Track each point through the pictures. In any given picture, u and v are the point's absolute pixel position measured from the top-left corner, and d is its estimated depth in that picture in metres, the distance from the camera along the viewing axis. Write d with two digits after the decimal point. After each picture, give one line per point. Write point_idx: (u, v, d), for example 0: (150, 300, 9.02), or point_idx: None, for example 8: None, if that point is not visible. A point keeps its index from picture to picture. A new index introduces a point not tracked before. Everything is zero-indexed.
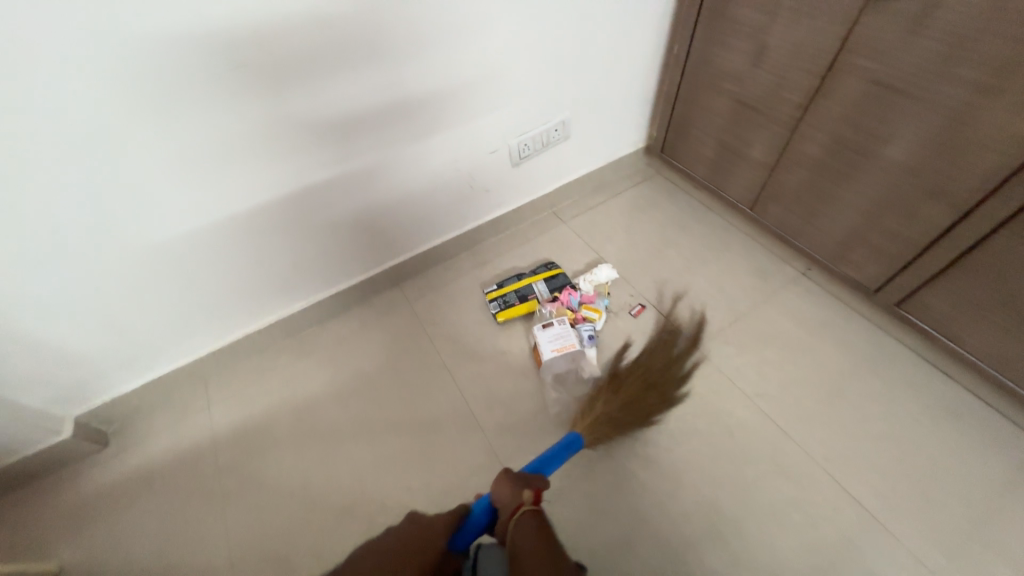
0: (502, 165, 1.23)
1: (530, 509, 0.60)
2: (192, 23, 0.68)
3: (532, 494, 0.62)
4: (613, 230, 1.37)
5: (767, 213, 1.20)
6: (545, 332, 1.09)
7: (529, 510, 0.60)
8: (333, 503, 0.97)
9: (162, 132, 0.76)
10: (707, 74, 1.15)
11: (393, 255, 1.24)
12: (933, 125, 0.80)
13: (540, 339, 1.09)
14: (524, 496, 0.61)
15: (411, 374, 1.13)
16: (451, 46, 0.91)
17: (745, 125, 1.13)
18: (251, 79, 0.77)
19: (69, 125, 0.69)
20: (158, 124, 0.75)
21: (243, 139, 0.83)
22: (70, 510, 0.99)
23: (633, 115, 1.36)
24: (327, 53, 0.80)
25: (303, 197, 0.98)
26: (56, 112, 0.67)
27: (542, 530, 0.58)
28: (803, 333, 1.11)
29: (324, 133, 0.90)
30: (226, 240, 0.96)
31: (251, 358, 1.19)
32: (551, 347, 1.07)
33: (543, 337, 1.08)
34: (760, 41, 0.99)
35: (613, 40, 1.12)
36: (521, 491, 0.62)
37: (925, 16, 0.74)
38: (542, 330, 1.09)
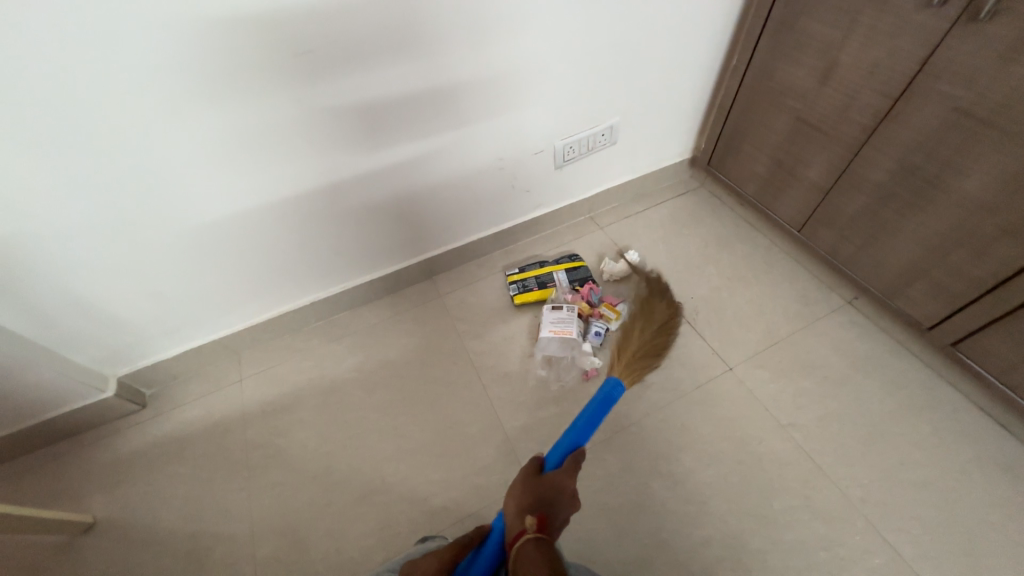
0: (545, 167, 1.22)
1: (532, 537, 0.56)
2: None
3: (536, 521, 0.58)
4: (652, 240, 1.34)
5: (817, 237, 1.15)
6: (550, 313, 1.14)
7: (530, 539, 0.56)
8: (352, 487, 0.98)
9: (224, 108, 0.78)
10: (767, 88, 1.11)
11: (428, 248, 1.25)
12: (1017, 159, 0.75)
13: (544, 317, 1.14)
14: (527, 524, 0.57)
15: (438, 366, 1.13)
16: (506, 38, 0.91)
17: (803, 145, 1.08)
18: (311, 64, 0.78)
19: (139, 94, 0.72)
20: (220, 100, 0.77)
21: (296, 119, 0.84)
22: (107, 466, 1.04)
23: (682, 126, 1.33)
24: (385, 37, 0.81)
25: (348, 184, 0.99)
26: (127, 80, 0.70)
27: (543, 559, 0.54)
28: (845, 365, 1.06)
29: (374, 118, 0.91)
30: (272, 220, 0.98)
31: (285, 337, 1.22)
32: (549, 326, 1.12)
33: (547, 318, 1.13)
34: (830, 58, 0.95)
35: (672, 48, 1.10)
36: (524, 517, 0.58)
37: (1021, 43, 0.69)
38: (549, 311, 1.14)
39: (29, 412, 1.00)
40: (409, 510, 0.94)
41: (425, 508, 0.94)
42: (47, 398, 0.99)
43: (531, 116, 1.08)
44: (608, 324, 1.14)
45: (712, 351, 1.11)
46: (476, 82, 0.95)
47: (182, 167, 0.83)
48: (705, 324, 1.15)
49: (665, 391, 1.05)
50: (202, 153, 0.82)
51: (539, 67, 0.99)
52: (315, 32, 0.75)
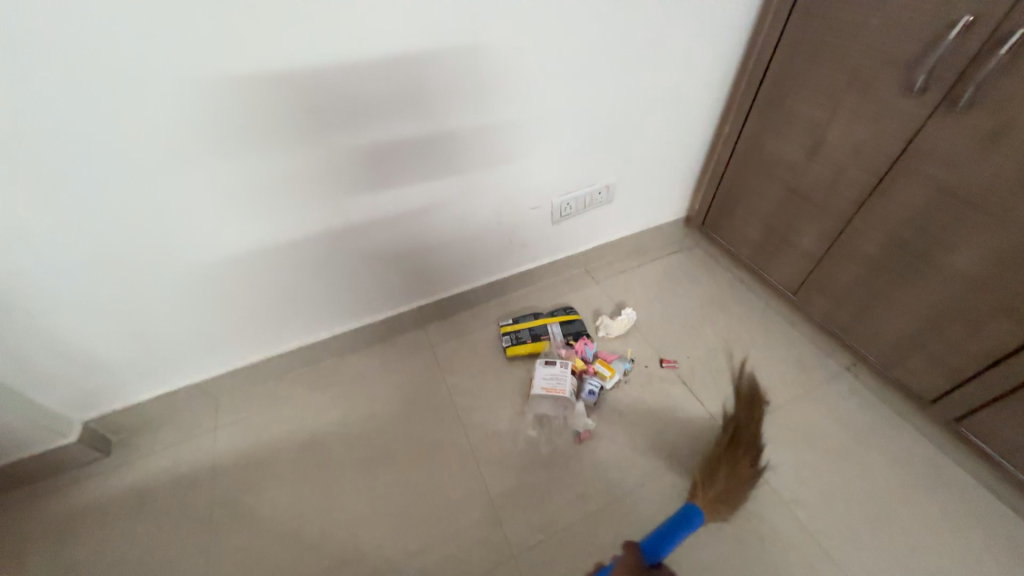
0: (542, 222, 1.24)
1: None
2: (278, 59, 0.73)
3: None
4: (647, 298, 1.34)
5: (811, 302, 1.16)
6: (544, 368, 1.10)
7: None
8: (323, 556, 0.90)
9: (229, 157, 0.80)
10: (758, 159, 1.16)
11: (422, 296, 1.24)
12: (1005, 239, 0.77)
13: (536, 373, 1.10)
14: None
15: (424, 421, 1.09)
16: (509, 104, 0.95)
17: (793, 213, 1.11)
18: (323, 119, 0.82)
19: (147, 141, 0.73)
20: (226, 150, 0.79)
21: (302, 169, 0.86)
22: (58, 520, 0.95)
23: (676, 188, 1.37)
24: (392, 97, 0.84)
25: (347, 232, 1.00)
26: (136, 128, 0.72)
27: None
28: (846, 436, 1.02)
29: (379, 171, 0.93)
30: (266, 264, 0.97)
31: (267, 383, 1.17)
32: (541, 383, 1.07)
33: (540, 373, 1.09)
34: (816, 135, 1.00)
35: (667, 118, 1.16)
36: None
37: (998, 132, 0.73)
38: (543, 365, 1.10)
39: None
40: None
41: None
42: (5, 443, 0.93)
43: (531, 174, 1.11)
44: (602, 382, 1.10)
45: (708, 415, 1.07)
46: (478, 142, 0.99)
47: (181, 211, 0.83)
48: (701, 386, 1.13)
49: (660, 458, 1.01)
50: (204, 199, 0.83)
51: (539, 129, 1.03)
52: (326, 90, 0.79)
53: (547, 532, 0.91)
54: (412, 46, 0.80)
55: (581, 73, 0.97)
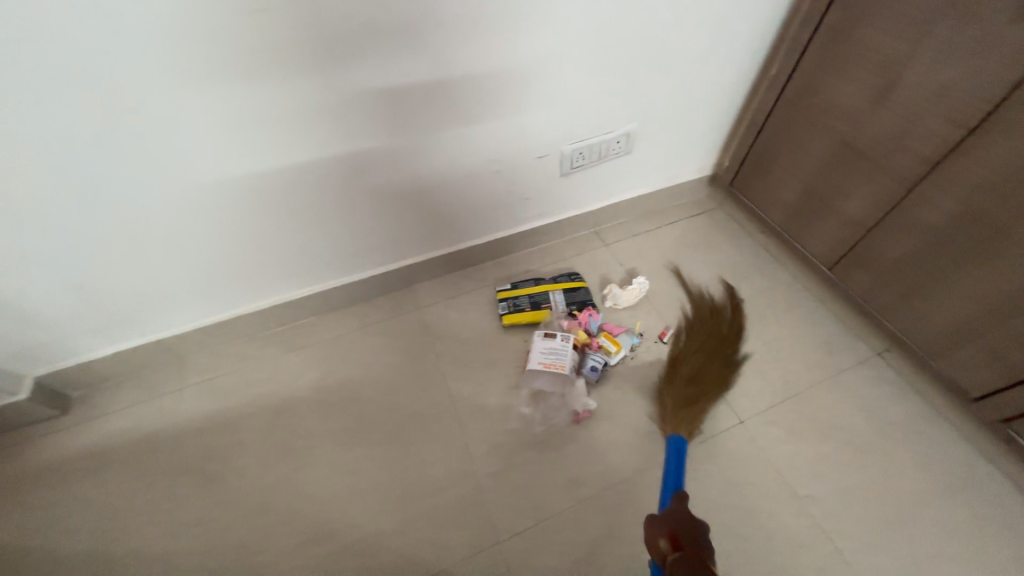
0: (550, 173, 1.08)
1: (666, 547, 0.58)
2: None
3: (668, 541, 0.59)
4: (661, 264, 1.20)
5: (851, 279, 1.02)
6: (542, 342, 0.98)
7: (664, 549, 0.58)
8: (292, 533, 0.83)
9: (160, 76, 0.64)
10: (809, 105, 0.97)
11: (411, 253, 1.11)
12: None
13: (534, 347, 0.98)
14: (660, 542, 0.60)
15: (407, 392, 0.99)
16: (521, 34, 0.78)
17: (843, 173, 0.95)
18: (285, 37, 0.65)
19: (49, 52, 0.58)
20: (156, 67, 0.63)
21: (263, 101, 0.71)
22: (9, 480, 0.89)
23: (706, 139, 1.19)
24: (378, 22, 0.68)
25: (319, 178, 0.85)
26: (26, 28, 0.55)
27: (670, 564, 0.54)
28: (870, 429, 0.92)
29: (358, 106, 0.77)
30: (225, 212, 0.84)
31: (239, 341, 1.07)
32: (539, 358, 0.96)
33: (537, 347, 0.98)
34: (889, 75, 0.81)
35: (705, 51, 0.96)
36: (657, 542, 0.60)
37: None
38: (541, 339, 0.99)
39: None
40: (354, 566, 0.80)
41: (373, 566, 0.80)
42: None
43: (540, 119, 0.94)
44: (607, 358, 1.00)
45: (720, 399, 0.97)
46: (479, 80, 0.82)
47: (105, 143, 0.68)
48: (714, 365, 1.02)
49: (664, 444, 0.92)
50: (133, 129, 0.68)
51: (554, 68, 0.85)
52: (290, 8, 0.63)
53: (535, 518, 0.84)
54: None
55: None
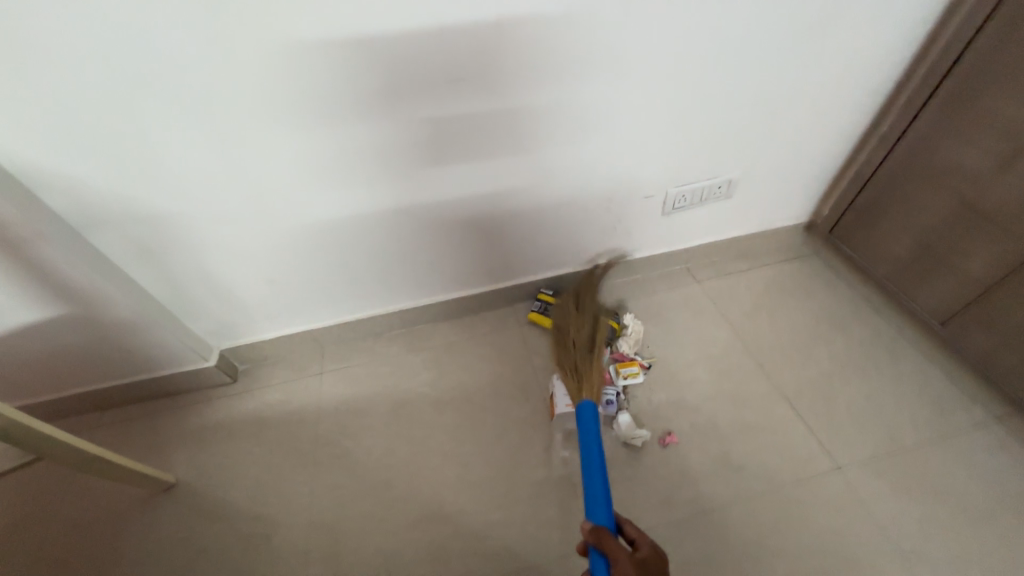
0: (652, 212, 1.18)
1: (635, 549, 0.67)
2: (362, 21, 0.71)
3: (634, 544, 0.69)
4: (754, 305, 1.24)
5: (966, 337, 1.00)
6: (562, 384, 1.06)
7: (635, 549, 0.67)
8: (409, 509, 0.95)
9: (347, 118, 0.82)
10: (921, 165, 1.00)
11: (518, 275, 1.24)
12: None
13: (556, 391, 1.05)
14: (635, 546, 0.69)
15: (509, 399, 1.10)
16: (608, 84, 0.88)
17: (960, 230, 0.96)
18: (460, 89, 0.83)
19: (287, 99, 0.78)
20: (345, 111, 0.81)
21: (428, 137, 0.88)
22: (195, 431, 1.10)
23: (807, 189, 1.23)
24: (520, 68, 0.83)
25: (441, 201, 1.00)
26: (269, 83, 0.75)
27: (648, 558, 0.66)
28: (989, 495, 0.89)
29: (499, 141, 0.93)
30: (385, 227, 1.02)
31: (367, 338, 1.25)
32: (563, 401, 1.02)
33: (559, 390, 1.04)
34: (1013, 141, 0.84)
35: (814, 110, 1.03)
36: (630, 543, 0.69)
37: None
38: (560, 382, 1.06)
39: (146, 366, 1.10)
40: (465, 548, 0.90)
41: (480, 549, 0.90)
42: (160, 358, 1.09)
43: (632, 159, 1.04)
44: (618, 389, 1.06)
45: (816, 443, 0.98)
46: (574, 121, 0.93)
47: (320, 170, 0.88)
48: (808, 408, 1.03)
49: (758, 479, 0.94)
50: (341, 160, 0.88)
51: (642, 113, 0.95)
52: (408, 61, 0.77)
53: None
54: (493, 21, 0.76)
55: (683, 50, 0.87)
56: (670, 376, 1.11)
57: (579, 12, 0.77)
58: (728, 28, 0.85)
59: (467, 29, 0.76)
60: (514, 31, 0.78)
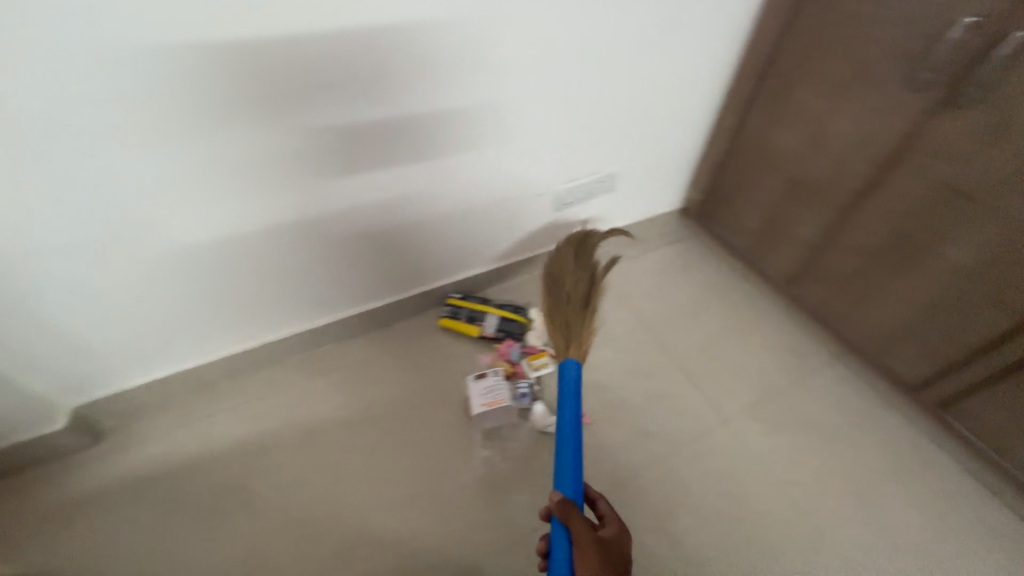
0: (546, 210, 1.24)
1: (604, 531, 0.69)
2: (195, 26, 0.65)
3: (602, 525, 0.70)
4: (645, 285, 1.35)
5: (807, 292, 1.19)
6: (477, 384, 1.03)
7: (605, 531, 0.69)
8: (333, 540, 0.91)
9: (200, 131, 0.75)
10: (758, 152, 1.17)
11: (424, 282, 1.23)
12: (1000, 233, 0.80)
13: (471, 392, 1.02)
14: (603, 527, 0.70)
15: (426, 409, 1.08)
16: (484, 88, 0.91)
17: (792, 204, 1.13)
18: (329, 96, 0.79)
19: (121, 117, 0.69)
20: (201, 125, 0.74)
21: (301, 147, 0.83)
22: (62, 507, 0.95)
23: (676, 177, 1.37)
24: (390, 71, 0.81)
25: (326, 212, 0.95)
26: (103, 96, 0.66)
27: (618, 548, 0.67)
28: (838, 421, 1.07)
29: (383, 149, 0.91)
30: (269, 248, 0.96)
31: (262, 369, 1.14)
32: (479, 400, 1.01)
33: (474, 390, 1.02)
34: (818, 127, 1.01)
35: (671, 108, 1.15)
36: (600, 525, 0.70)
37: (999, 131, 0.75)
38: (474, 381, 1.03)
39: None
40: (398, 567, 0.89)
41: (414, 564, 0.89)
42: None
43: (518, 159, 1.07)
44: (531, 380, 1.10)
45: (707, 402, 1.10)
46: (457, 125, 0.94)
47: (177, 192, 0.80)
48: (698, 372, 1.15)
49: (663, 443, 1.03)
50: (202, 179, 0.80)
51: (520, 114, 0.99)
52: (265, 65, 0.72)
53: None
54: (343, 21, 0.73)
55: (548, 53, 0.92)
56: None
57: (439, 13, 0.78)
58: (586, 32, 0.91)
59: (325, 32, 0.73)
60: (381, 36, 0.76)
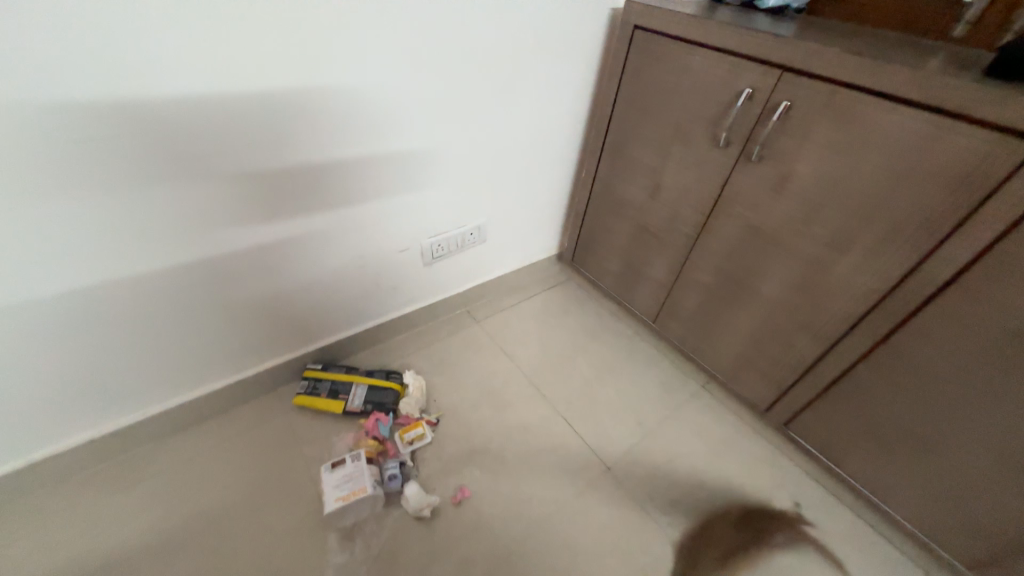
0: (413, 264, 1.17)
1: None
2: None
3: None
4: (525, 333, 1.34)
5: (669, 329, 1.26)
6: (333, 474, 0.93)
7: None
8: None
9: None
10: (610, 201, 1.25)
11: (281, 353, 1.08)
12: (797, 270, 0.90)
13: (326, 484, 0.92)
14: None
15: (274, 507, 0.92)
16: (340, 151, 0.84)
17: (644, 248, 1.22)
18: (119, 162, 0.66)
19: None
20: None
21: (90, 221, 0.69)
22: None
23: (547, 226, 1.41)
24: (201, 133, 0.70)
25: (139, 288, 0.80)
26: None
27: None
28: (708, 451, 1.11)
29: (204, 216, 0.78)
30: (56, 340, 0.78)
31: (64, 481, 0.93)
32: (334, 493, 0.90)
33: (329, 482, 0.92)
34: (653, 178, 1.10)
35: (528, 163, 1.18)
36: None
37: (781, 182, 0.86)
38: (330, 471, 0.94)
39: None
40: None
41: None
42: None
43: (376, 218, 1.00)
44: (403, 458, 0.99)
45: (589, 450, 1.08)
46: (299, 187, 0.84)
47: None
48: (579, 419, 1.14)
49: (545, 503, 0.97)
50: None
51: (372, 173, 0.92)
52: (28, 129, 0.58)
53: None
54: (127, 78, 0.60)
55: (408, 118, 0.89)
56: (458, 425, 1.09)
57: (257, 71, 0.68)
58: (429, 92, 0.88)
59: (109, 92, 0.60)
60: (199, 99, 0.67)
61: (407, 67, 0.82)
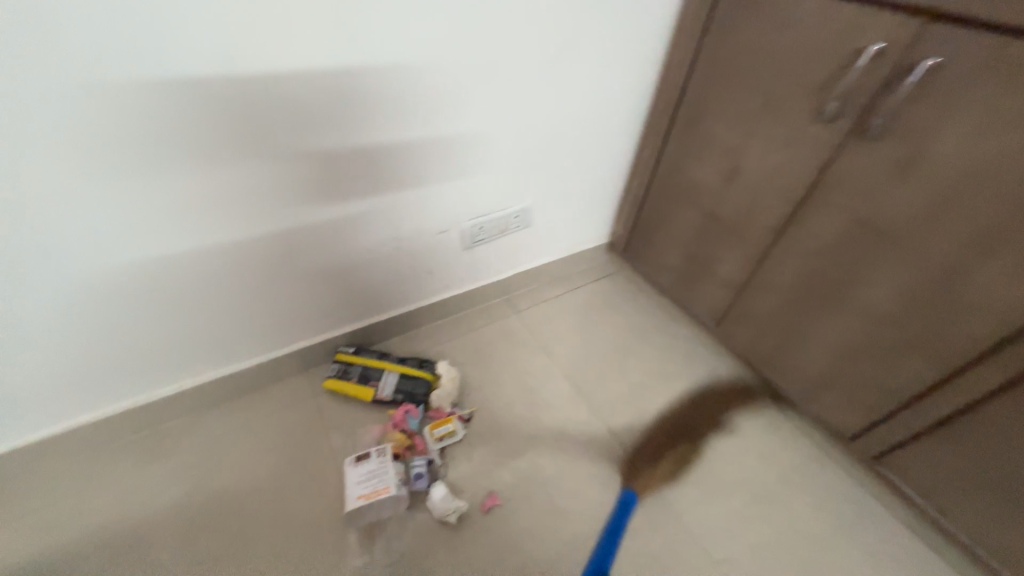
0: (452, 248, 1.08)
1: None
2: None
3: None
4: (568, 328, 1.24)
5: (734, 334, 1.11)
6: (357, 469, 0.87)
7: None
8: None
9: None
10: (675, 186, 1.10)
11: (310, 334, 1.03)
12: (916, 277, 0.73)
13: (349, 479, 0.86)
14: None
15: (299, 495, 0.89)
16: (379, 125, 0.75)
17: (711, 241, 1.06)
18: (138, 122, 0.60)
19: None
20: None
21: (108, 188, 0.64)
22: None
23: (600, 211, 1.28)
24: (229, 97, 0.63)
25: (166, 262, 0.76)
26: None
27: None
28: (772, 479, 0.97)
29: (232, 190, 0.72)
30: (81, 312, 0.75)
31: (95, 450, 0.93)
32: (357, 491, 0.84)
33: (352, 478, 0.86)
34: (732, 161, 0.94)
35: (585, 138, 1.05)
36: None
37: (907, 166, 0.69)
38: (354, 466, 0.88)
39: None
40: None
41: None
42: None
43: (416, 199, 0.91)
44: (432, 455, 0.93)
45: (633, 465, 0.97)
46: (334, 163, 0.77)
47: None
48: (623, 429, 1.03)
49: (582, 521, 0.88)
50: None
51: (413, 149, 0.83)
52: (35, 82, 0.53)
53: None
54: (137, 26, 0.54)
55: (458, 87, 0.78)
56: (491, 424, 1.01)
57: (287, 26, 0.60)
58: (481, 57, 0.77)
59: (122, 41, 0.54)
60: (226, 57, 0.59)
61: (467, 31, 0.72)
